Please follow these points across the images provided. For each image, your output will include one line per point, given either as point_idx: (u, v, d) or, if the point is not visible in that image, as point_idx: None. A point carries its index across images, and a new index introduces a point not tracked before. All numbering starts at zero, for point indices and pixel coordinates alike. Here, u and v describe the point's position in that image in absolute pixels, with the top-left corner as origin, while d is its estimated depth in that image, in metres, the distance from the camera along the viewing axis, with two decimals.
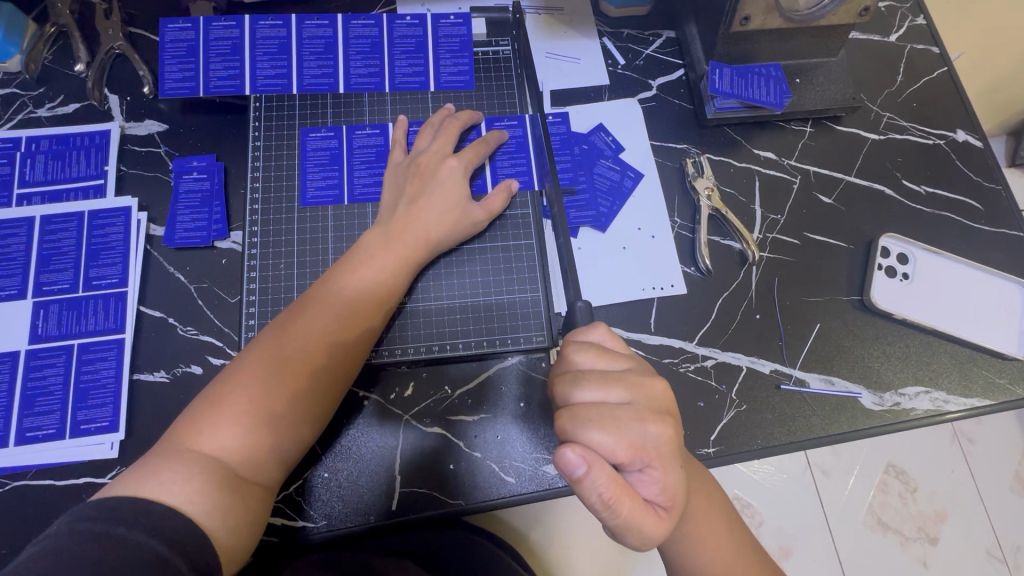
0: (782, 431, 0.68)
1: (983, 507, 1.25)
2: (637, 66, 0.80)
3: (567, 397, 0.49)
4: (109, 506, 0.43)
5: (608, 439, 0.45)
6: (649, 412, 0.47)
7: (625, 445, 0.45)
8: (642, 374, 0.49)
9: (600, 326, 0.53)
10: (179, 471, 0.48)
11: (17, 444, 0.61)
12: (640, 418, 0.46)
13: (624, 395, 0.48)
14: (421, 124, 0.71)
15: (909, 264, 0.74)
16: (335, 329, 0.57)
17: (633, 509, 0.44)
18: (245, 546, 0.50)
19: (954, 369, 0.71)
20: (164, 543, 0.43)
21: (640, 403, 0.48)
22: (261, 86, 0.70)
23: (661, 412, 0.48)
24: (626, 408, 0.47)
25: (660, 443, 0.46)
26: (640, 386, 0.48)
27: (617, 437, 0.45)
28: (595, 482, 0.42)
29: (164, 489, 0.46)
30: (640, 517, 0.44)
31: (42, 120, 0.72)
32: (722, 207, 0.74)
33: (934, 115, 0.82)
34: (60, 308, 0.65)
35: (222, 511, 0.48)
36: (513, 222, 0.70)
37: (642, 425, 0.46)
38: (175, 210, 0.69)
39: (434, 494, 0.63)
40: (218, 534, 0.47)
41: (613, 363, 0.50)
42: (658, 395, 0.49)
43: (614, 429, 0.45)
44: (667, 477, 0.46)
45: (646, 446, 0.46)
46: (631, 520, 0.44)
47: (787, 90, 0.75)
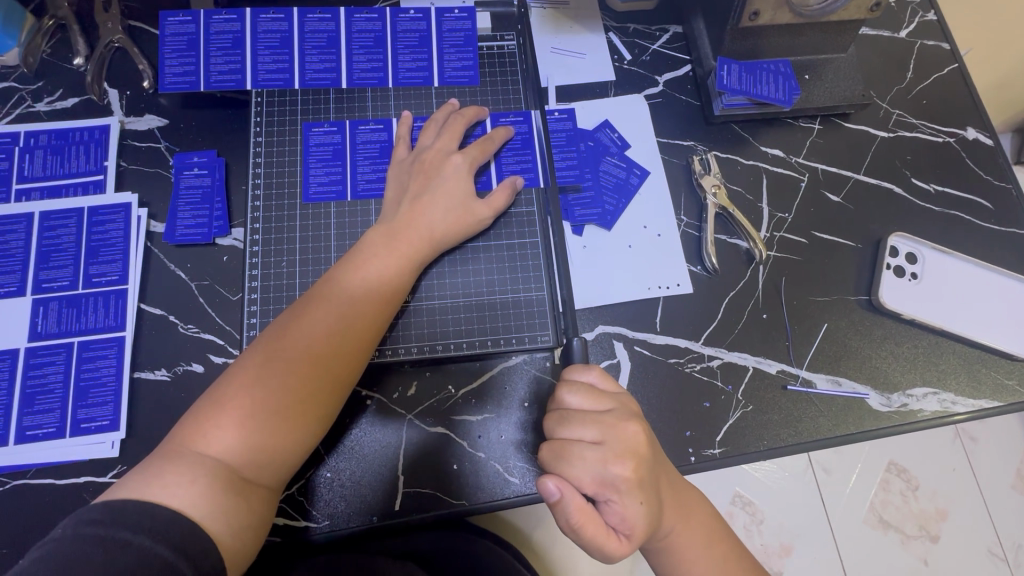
0: (788, 432, 0.67)
1: (985, 506, 1.24)
2: (643, 62, 0.79)
3: (551, 431, 0.53)
4: (113, 510, 0.43)
5: (573, 474, 0.49)
6: (617, 454, 0.50)
7: (592, 481, 0.49)
8: (619, 418, 0.51)
9: (593, 368, 0.55)
10: (183, 474, 0.47)
11: (16, 443, 0.60)
12: (603, 460, 0.49)
13: (596, 435, 0.51)
14: (425, 120, 0.70)
15: (918, 264, 0.73)
16: (338, 328, 0.56)
17: (596, 534, 0.49)
18: (250, 548, 0.49)
19: (963, 370, 0.71)
20: (169, 546, 0.43)
21: (611, 444, 0.50)
22: (263, 81, 0.69)
23: (630, 453, 0.50)
24: (595, 449, 0.50)
25: (623, 482, 0.49)
26: (614, 428, 0.51)
27: (584, 472, 0.49)
28: (564, 508, 0.48)
29: (167, 492, 0.46)
30: (602, 542, 0.49)
31: (41, 115, 0.71)
32: (729, 205, 0.73)
33: (944, 113, 0.81)
34: (59, 306, 0.64)
35: (226, 514, 0.47)
36: (518, 219, 0.69)
37: (608, 466, 0.49)
38: (176, 206, 0.68)
39: (437, 495, 0.63)
40: (222, 538, 0.47)
41: (599, 404, 0.53)
42: (632, 436, 0.51)
43: (582, 466, 0.49)
44: (629, 513, 0.49)
45: (609, 484, 0.49)
46: (594, 542, 0.49)
47: (796, 86, 0.74)
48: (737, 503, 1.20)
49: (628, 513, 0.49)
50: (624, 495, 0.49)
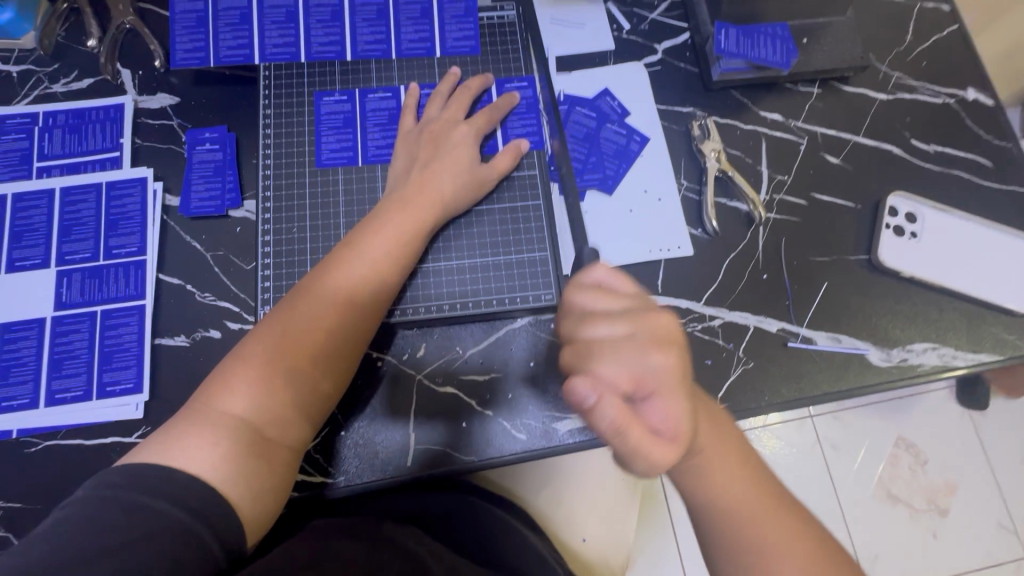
0: (789, 387, 0.68)
1: (994, 478, 1.25)
2: (642, 31, 0.80)
3: (567, 335, 0.48)
4: (133, 473, 0.44)
5: (607, 369, 0.44)
6: (653, 344, 0.45)
7: (626, 374, 0.44)
8: (646, 310, 0.47)
9: (601, 264, 0.49)
10: (205, 439, 0.49)
11: (47, 406, 0.63)
12: (641, 350, 0.44)
13: (625, 328, 0.46)
14: (432, 89, 0.72)
15: (917, 223, 0.74)
16: (358, 293, 0.58)
17: (643, 441, 0.42)
18: (269, 511, 0.51)
19: (962, 325, 0.72)
20: (186, 512, 0.43)
21: (645, 334, 0.45)
22: (269, 55, 0.71)
23: (666, 343, 0.45)
24: (627, 342, 0.45)
25: (663, 374, 0.44)
26: (645, 316, 0.46)
27: (619, 365, 0.44)
28: (603, 412, 0.40)
29: (190, 456, 0.48)
30: (652, 450, 0.42)
31: (58, 96, 0.73)
32: (728, 168, 0.74)
33: (943, 73, 0.81)
34: (82, 277, 0.67)
35: (246, 478, 0.49)
36: (521, 182, 0.71)
37: (645, 355, 0.44)
38: (190, 180, 0.71)
39: (448, 452, 0.65)
40: (242, 502, 0.48)
41: (618, 301, 0.47)
42: (666, 324, 0.46)
43: (616, 361, 0.44)
44: (674, 408, 0.43)
45: (649, 374, 0.44)
46: (641, 451, 0.42)
47: (793, 48, 0.75)
48: None
49: (671, 409, 0.43)
50: (666, 390, 0.44)
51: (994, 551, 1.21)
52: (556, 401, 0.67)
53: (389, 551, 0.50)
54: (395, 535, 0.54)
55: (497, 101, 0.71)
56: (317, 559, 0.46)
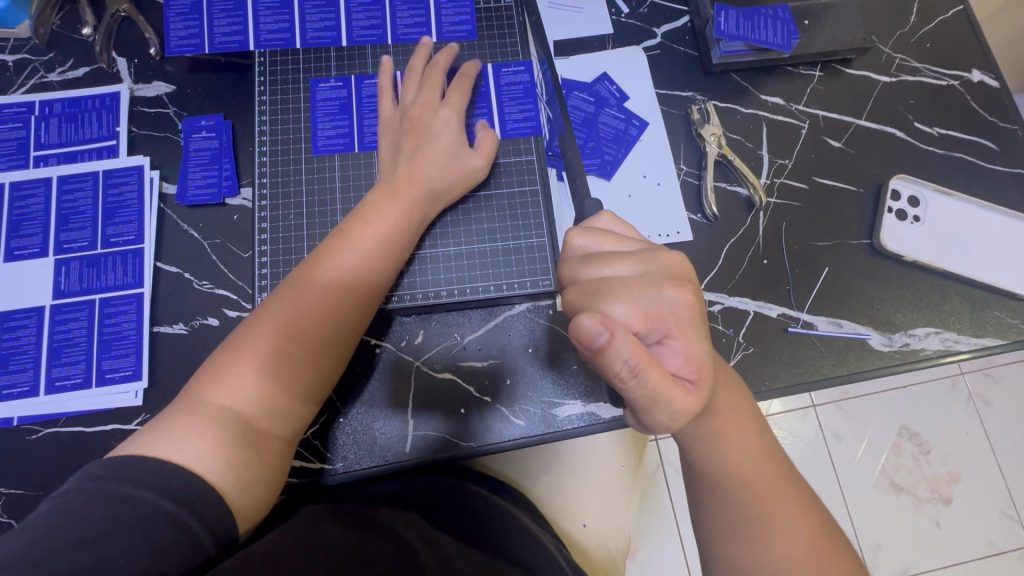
0: (790, 373, 0.68)
1: (999, 467, 1.24)
2: (642, 14, 0.79)
3: (573, 280, 0.46)
4: (118, 466, 0.44)
5: (621, 308, 0.42)
6: (666, 281, 0.44)
7: (640, 314, 0.42)
8: (654, 250, 0.46)
9: (606, 213, 0.50)
10: (192, 430, 0.49)
11: (46, 393, 0.63)
12: (655, 285, 0.43)
13: (635, 268, 0.45)
14: (405, 71, 0.71)
15: (920, 207, 0.73)
16: (348, 284, 0.58)
17: (661, 379, 0.40)
18: (260, 502, 0.52)
19: (965, 310, 0.71)
20: (172, 501, 0.44)
21: (656, 272, 0.45)
22: (264, 42, 0.71)
23: (679, 280, 0.45)
24: (639, 279, 0.44)
25: (681, 308, 0.43)
26: (654, 257, 0.45)
27: (631, 305, 0.42)
28: (618, 351, 0.38)
29: (179, 447, 0.48)
30: (670, 389, 0.41)
31: (54, 84, 0.73)
32: (728, 153, 0.73)
33: (948, 56, 0.80)
34: (80, 266, 0.67)
35: (237, 469, 0.49)
36: (518, 167, 0.70)
37: (659, 291, 0.43)
38: (187, 168, 0.70)
39: (447, 439, 0.65)
40: (232, 493, 0.49)
41: (622, 245, 0.47)
42: (675, 261, 0.46)
43: (629, 299, 0.42)
44: (690, 346, 0.43)
45: (664, 312, 0.43)
46: (658, 392, 0.41)
47: (794, 30, 0.74)
48: None
49: (686, 348, 0.43)
50: (683, 328, 0.43)
51: (998, 541, 1.21)
52: (554, 389, 0.67)
53: (381, 537, 0.50)
54: (388, 520, 0.54)
55: (462, 70, 0.70)
56: (307, 547, 0.47)
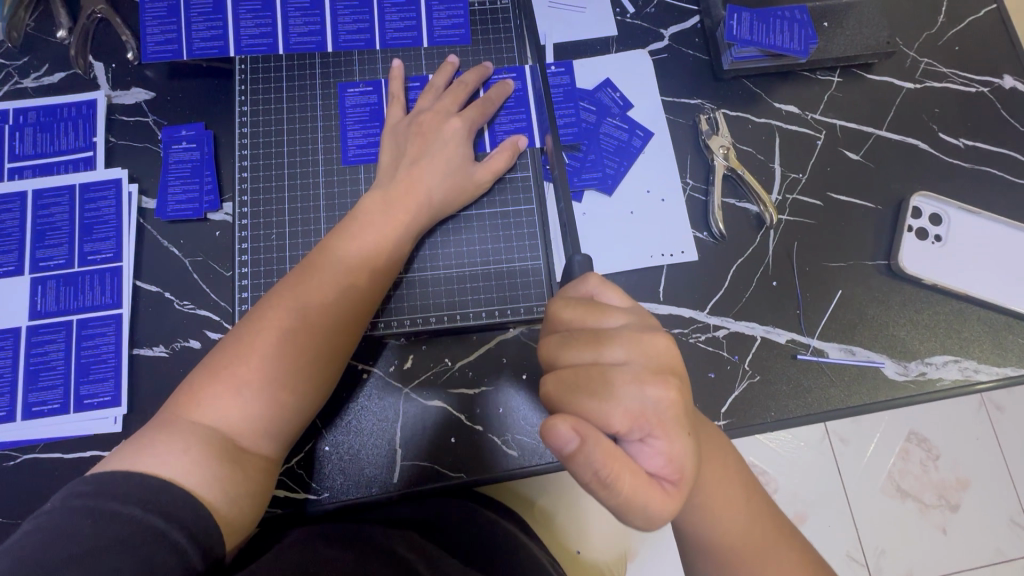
0: (797, 404, 0.64)
1: (1009, 472, 1.14)
2: (648, 15, 0.74)
3: (554, 363, 0.42)
4: (101, 481, 0.40)
5: (599, 404, 0.38)
6: (650, 372, 0.40)
7: (621, 413, 0.38)
8: (643, 331, 0.42)
9: (593, 277, 0.45)
10: (176, 443, 0.45)
11: (24, 419, 0.61)
12: (637, 380, 0.39)
13: (618, 354, 0.40)
14: (424, 81, 0.68)
15: (942, 225, 0.69)
16: (335, 300, 0.54)
17: (636, 485, 0.36)
18: (248, 516, 0.47)
19: (987, 337, 0.67)
20: (162, 517, 0.40)
21: (642, 361, 0.40)
22: (245, 47, 0.67)
23: (666, 370, 0.40)
24: (622, 368, 0.40)
25: (664, 406, 0.38)
26: (640, 342, 0.41)
27: (612, 402, 0.38)
28: (590, 457, 0.35)
29: (159, 461, 0.44)
30: (645, 495, 0.37)
31: (29, 91, 0.70)
32: (738, 166, 0.69)
33: (978, 60, 0.74)
34: (57, 284, 0.65)
35: (225, 482, 0.46)
36: (513, 185, 0.66)
37: (641, 386, 0.39)
38: (167, 181, 0.67)
39: (437, 467, 0.63)
40: (218, 506, 0.45)
41: (609, 320, 0.42)
42: (664, 348, 0.41)
43: (609, 393, 0.39)
44: (673, 446, 0.38)
45: (645, 410, 0.38)
46: (633, 499, 0.37)
47: (812, 35, 0.69)
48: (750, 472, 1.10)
49: (668, 448, 0.38)
50: (666, 426, 0.38)
51: (1006, 548, 1.12)
52: None
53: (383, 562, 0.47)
54: (387, 539, 0.50)
55: (466, 74, 0.66)
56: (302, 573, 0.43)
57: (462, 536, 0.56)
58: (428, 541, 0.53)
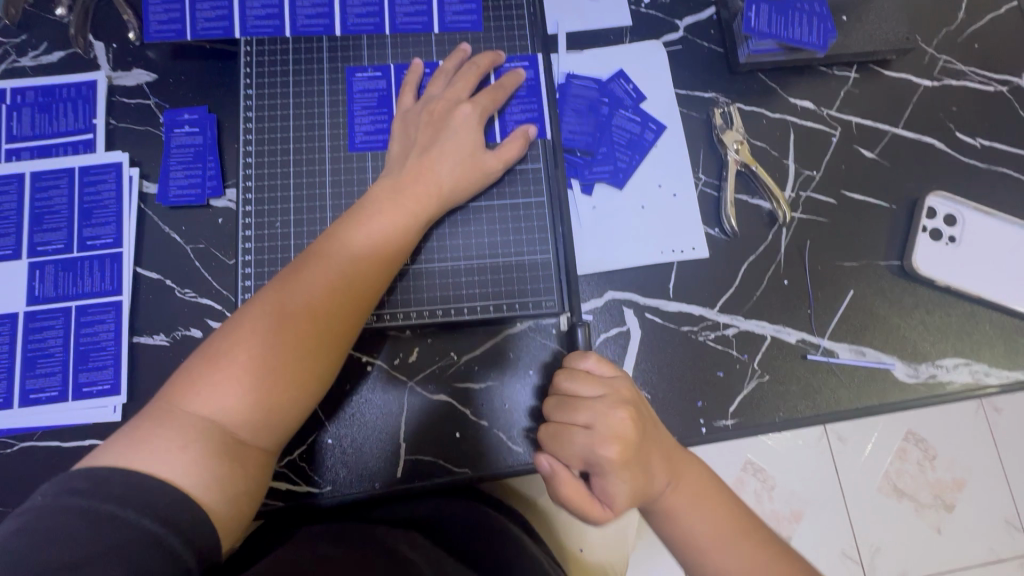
0: (805, 404, 0.64)
1: (1006, 477, 1.13)
2: (663, 5, 0.72)
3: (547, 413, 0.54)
4: (99, 479, 0.39)
5: (565, 451, 0.51)
6: (608, 436, 0.49)
7: (583, 462, 0.50)
8: (616, 402, 0.51)
9: (591, 354, 0.54)
10: (174, 439, 0.44)
11: (21, 406, 0.60)
12: (595, 442, 0.49)
13: (589, 419, 0.50)
14: (435, 67, 0.66)
15: (956, 226, 0.68)
16: (338, 290, 0.53)
17: (583, 509, 0.50)
18: (246, 514, 0.46)
19: (998, 340, 0.66)
20: (158, 522, 0.39)
21: (603, 428, 0.50)
22: (251, 29, 0.65)
23: (622, 437, 0.49)
24: (588, 431, 0.50)
25: (612, 464, 0.48)
26: (607, 411, 0.50)
27: (575, 456, 0.50)
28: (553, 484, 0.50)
29: (157, 460, 0.43)
30: (593, 517, 0.51)
31: (27, 70, 0.68)
32: (751, 162, 0.67)
33: (998, 58, 0.73)
34: (55, 269, 0.63)
35: (223, 481, 0.44)
36: (523, 176, 0.65)
37: (597, 447, 0.49)
38: (168, 165, 0.66)
39: (440, 462, 0.62)
40: (217, 506, 0.43)
41: (594, 388, 0.52)
42: (624, 421, 0.49)
43: (574, 448, 0.50)
44: (618, 492, 0.49)
45: (598, 463, 0.49)
46: (582, 517, 0.51)
47: (832, 28, 0.68)
48: (747, 470, 1.10)
49: (615, 492, 0.49)
50: (612, 478, 0.49)
51: (998, 548, 1.12)
52: None
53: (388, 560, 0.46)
54: (388, 539, 0.50)
55: (478, 60, 0.64)
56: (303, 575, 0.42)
57: (466, 534, 0.56)
58: (432, 542, 0.53)
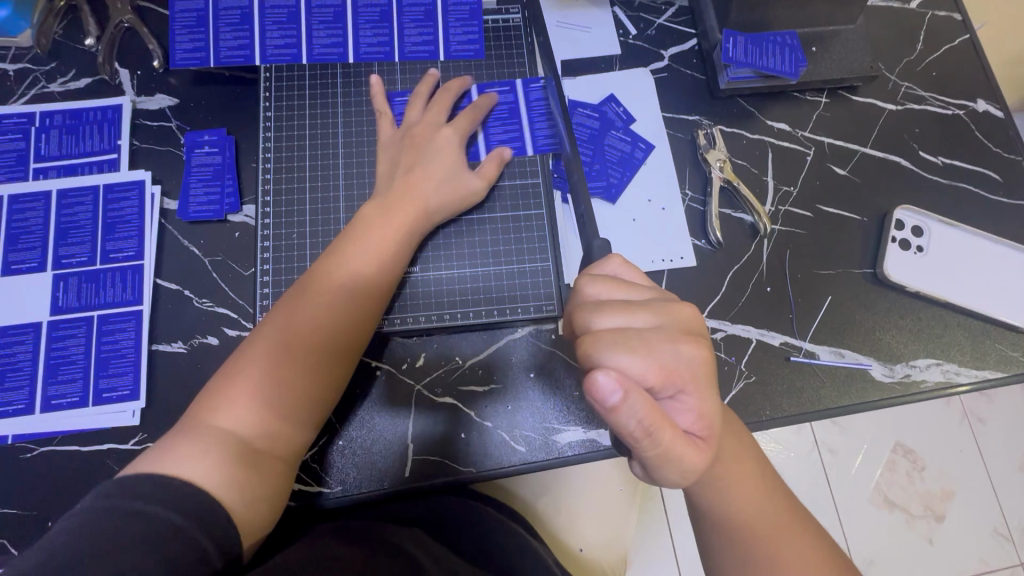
0: (791, 403, 0.68)
1: (990, 484, 1.18)
2: (649, 37, 0.79)
3: (586, 326, 0.45)
4: (130, 481, 0.42)
5: (636, 362, 0.42)
6: (681, 334, 0.45)
7: (656, 368, 0.42)
8: (666, 299, 0.47)
9: (614, 257, 0.50)
10: (198, 447, 0.47)
11: (42, 412, 0.62)
12: (672, 339, 0.44)
13: (651, 320, 0.45)
14: (407, 94, 0.71)
15: (923, 237, 0.74)
16: (341, 304, 0.57)
17: (674, 440, 0.41)
18: (263, 518, 0.49)
19: (967, 342, 0.71)
20: (182, 516, 0.41)
21: (670, 325, 0.45)
22: (270, 56, 0.70)
23: (691, 333, 0.45)
24: (656, 331, 0.44)
25: (695, 363, 0.44)
26: (668, 309, 0.46)
27: (650, 358, 0.42)
28: (632, 409, 0.39)
29: (183, 464, 0.45)
30: (681, 449, 0.42)
31: (55, 95, 0.72)
32: (734, 178, 0.73)
33: (954, 85, 0.80)
34: (79, 281, 0.67)
35: (244, 484, 0.47)
36: (524, 190, 0.70)
37: (677, 346, 0.43)
38: (189, 183, 0.70)
39: (446, 462, 0.65)
40: (237, 509, 0.46)
41: (632, 291, 0.47)
42: (687, 311, 0.46)
43: (646, 355, 0.42)
44: (702, 403, 0.44)
45: (680, 368, 0.43)
46: (670, 450, 0.42)
47: (801, 58, 0.74)
48: None
49: (697, 403, 0.44)
50: (694, 386, 0.43)
51: (989, 559, 1.14)
52: (556, 413, 0.67)
53: (396, 554, 0.48)
54: (397, 537, 0.52)
55: (448, 84, 0.70)
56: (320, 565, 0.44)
57: (471, 535, 0.59)
58: (437, 539, 0.55)
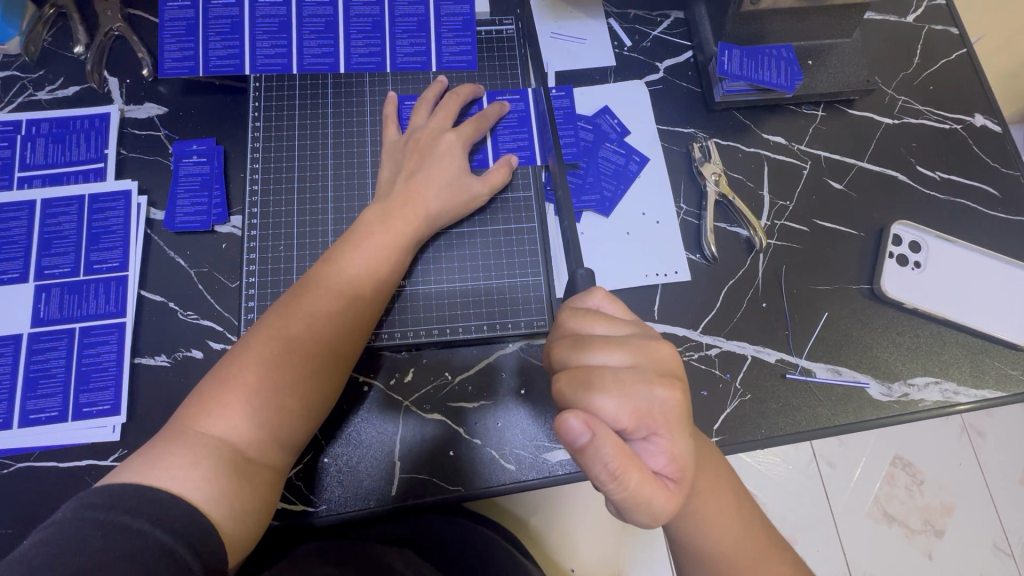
0: (786, 422, 0.66)
1: (991, 499, 1.16)
2: (644, 48, 0.78)
3: (563, 363, 0.45)
4: (118, 492, 0.41)
5: (609, 403, 0.41)
6: (657, 375, 0.43)
7: (630, 410, 0.41)
8: (646, 338, 0.45)
9: (597, 289, 0.49)
10: (186, 456, 0.46)
11: (20, 426, 0.61)
12: (647, 381, 0.42)
13: (626, 359, 0.44)
14: (413, 99, 0.70)
15: (921, 252, 0.73)
16: (337, 310, 0.55)
17: (643, 482, 0.40)
18: (252, 531, 0.47)
19: (966, 360, 0.70)
20: (169, 532, 0.40)
21: (647, 365, 0.43)
22: (261, 66, 0.70)
23: (669, 375, 0.44)
24: (632, 371, 0.43)
25: (669, 406, 0.42)
26: (647, 348, 0.44)
27: (622, 400, 0.41)
28: (599, 451, 0.38)
29: (170, 476, 0.44)
30: (651, 493, 0.40)
31: (42, 103, 0.71)
32: (729, 193, 0.72)
33: (952, 99, 0.79)
34: (61, 292, 0.65)
35: (232, 496, 0.46)
36: (515, 203, 0.69)
37: (650, 389, 0.42)
38: (176, 193, 0.69)
39: (434, 480, 0.63)
40: (224, 522, 0.45)
41: (613, 327, 0.46)
42: (667, 353, 0.45)
43: (619, 395, 0.41)
44: (675, 446, 0.42)
45: (654, 411, 0.42)
46: (640, 494, 0.40)
47: (798, 72, 0.74)
48: None
49: (671, 446, 0.42)
50: (670, 427, 0.42)
51: None
52: (547, 430, 0.65)
53: None
54: (386, 557, 0.51)
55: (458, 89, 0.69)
56: None
57: None
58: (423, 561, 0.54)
